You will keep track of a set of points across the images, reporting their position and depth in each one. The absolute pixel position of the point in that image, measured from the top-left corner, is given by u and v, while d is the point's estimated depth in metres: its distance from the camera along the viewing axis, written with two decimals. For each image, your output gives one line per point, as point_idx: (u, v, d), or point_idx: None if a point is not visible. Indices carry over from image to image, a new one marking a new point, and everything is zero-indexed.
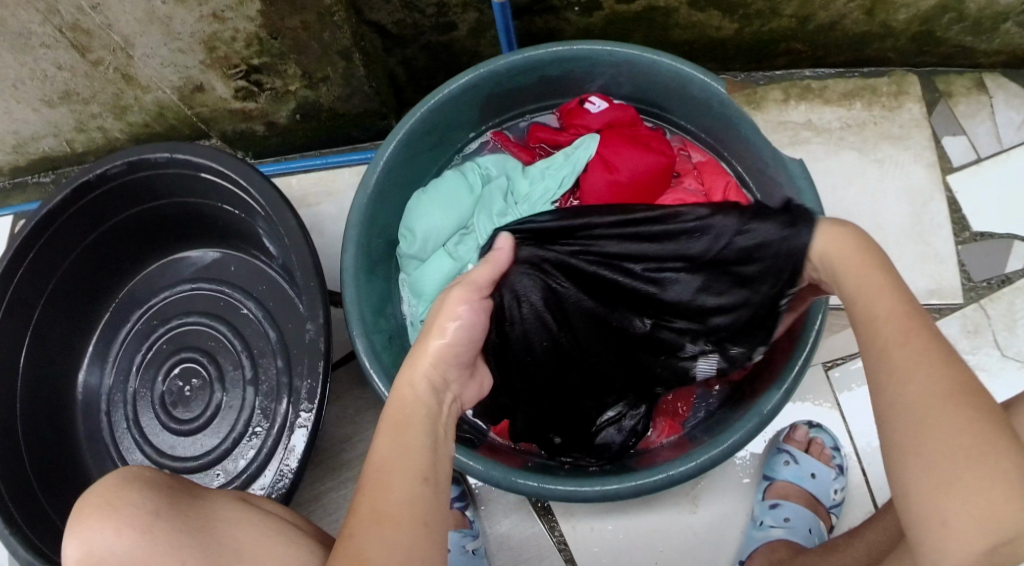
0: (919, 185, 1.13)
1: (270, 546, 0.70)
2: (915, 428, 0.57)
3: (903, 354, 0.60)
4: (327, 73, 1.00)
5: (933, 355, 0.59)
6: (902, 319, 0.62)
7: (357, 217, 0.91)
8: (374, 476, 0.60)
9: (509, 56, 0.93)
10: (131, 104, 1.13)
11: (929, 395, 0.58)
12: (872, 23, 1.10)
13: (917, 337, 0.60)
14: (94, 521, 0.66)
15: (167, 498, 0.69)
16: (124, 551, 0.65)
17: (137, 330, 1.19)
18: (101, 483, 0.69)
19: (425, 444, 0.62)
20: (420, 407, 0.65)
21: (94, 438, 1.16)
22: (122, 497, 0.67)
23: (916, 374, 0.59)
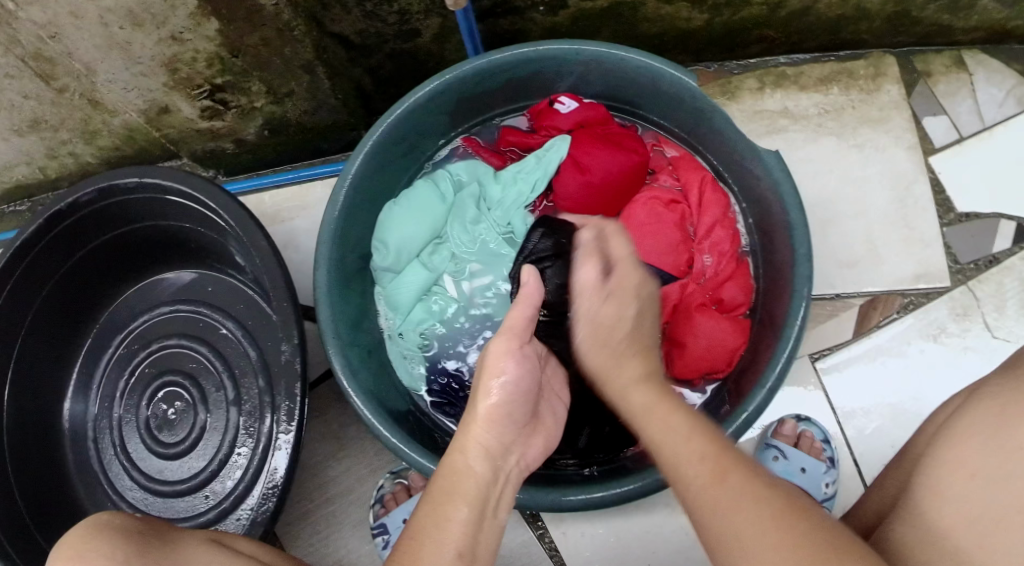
0: (901, 167, 1.11)
1: None
2: (718, 526, 0.56)
3: (693, 467, 0.60)
4: (292, 88, 0.99)
5: (727, 467, 0.59)
6: (672, 424, 0.65)
7: (328, 233, 0.90)
8: (409, 542, 0.59)
9: (474, 61, 0.92)
10: (100, 128, 1.11)
11: (733, 493, 0.56)
12: (845, 6, 1.08)
13: (689, 445, 0.62)
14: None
15: (134, 543, 0.65)
16: None
17: (119, 355, 1.18)
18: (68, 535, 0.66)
19: (468, 516, 0.61)
20: (472, 478, 0.63)
21: (83, 466, 1.15)
22: (90, 548, 0.64)
23: (693, 480, 0.59)
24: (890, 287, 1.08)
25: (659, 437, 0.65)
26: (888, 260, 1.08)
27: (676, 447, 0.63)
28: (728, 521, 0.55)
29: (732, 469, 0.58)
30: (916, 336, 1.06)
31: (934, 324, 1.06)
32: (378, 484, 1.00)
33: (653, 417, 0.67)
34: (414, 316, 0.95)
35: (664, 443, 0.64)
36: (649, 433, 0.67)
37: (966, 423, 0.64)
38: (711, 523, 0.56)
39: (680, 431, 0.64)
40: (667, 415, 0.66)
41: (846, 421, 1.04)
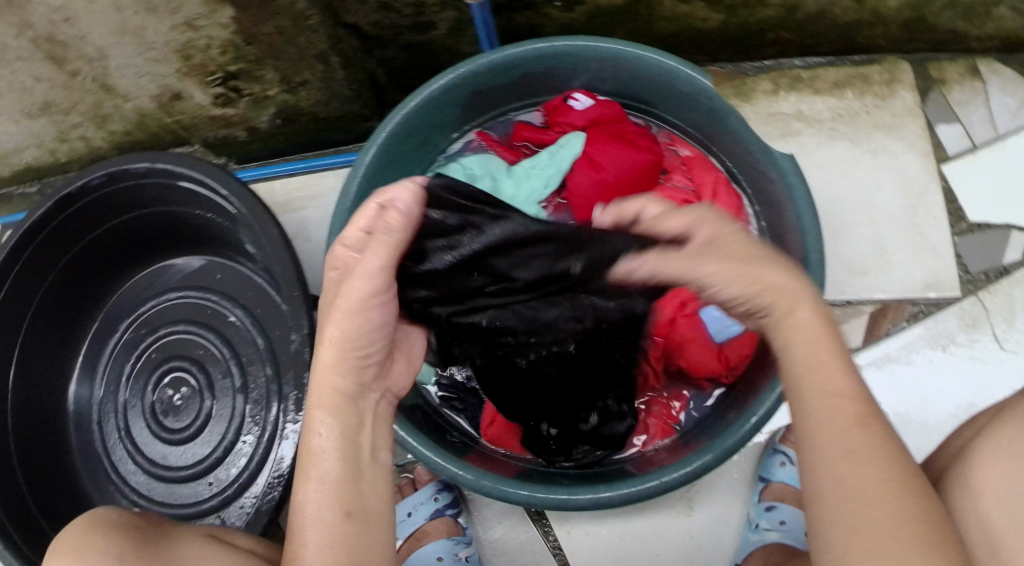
0: (913, 175, 1.11)
1: None
2: (840, 465, 0.57)
3: (842, 410, 0.59)
4: (306, 77, 0.98)
5: (871, 422, 0.58)
6: (824, 359, 0.61)
7: (339, 223, 0.90)
8: (298, 519, 0.63)
9: (489, 54, 0.92)
10: (112, 113, 1.11)
11: (865, 447, 0.57)
12: (862, 11, 1.07)
13: (835, 382, 0.60)
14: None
15: (134, 542, 0.66)
16: None
17: (126, 340, 1.18)
18: (68, 531, 0.67)
19: (339, 473, 0.64)
20: (330, 446, 0.65)
21: (88, 450, 1.15)
22: (86, 545, 0.65)
23: (848, 430, 0.58)
24: (899, 294, 1.08)
25: (805, 362, 0.61)
26: (899, 268, 1.08)
27: (836, 403, 0.59)
28: (844, 468, 0.57)
29: (872, 428, 0.58)
30: (925, 344, 1.06)
31: (942, 333, 1.06)
32: None
33: (787, 331, 0.63)
34: None
35: (813, 373, 0.61)
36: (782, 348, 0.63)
37: (994, 443, 0.69)
38: (824, 464, 0.58)
39: (833, 367, 0.61)
40: (820, 341, 0.62)
41: None
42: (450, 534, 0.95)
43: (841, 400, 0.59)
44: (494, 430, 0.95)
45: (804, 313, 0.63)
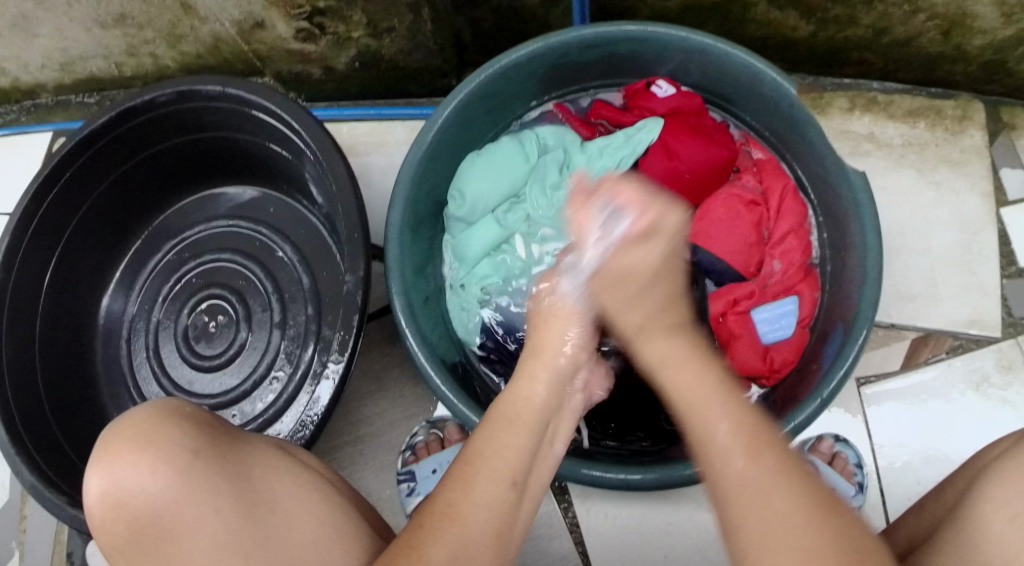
0: (972, 213, 1.11)
1: (301, 501, 0.69)
2: (739, 486, 0.53)
3: (721, 435, 0.56)
4: (393, 24, 0.99)
5: (762, 449, 0.55)
6: (694, 387, 0.62)
7: (410, 172, 0.90)
8: (461, 469, 0.60)
9: (581, 29, 0.91)
10: (187, 33, 1.11)
11: (758, 464, 0.54)
12: (946, 45, 1.08)
13: (712, 416, 0.58)
14: (127, 454, 0.64)
15: (206, 442, 0.67)
16: (158, 492, 0.63)
17: (167, 262, 1.18)
18: (137, 416, 0.67)
19: (528, 445, 0.63)
20: (533, 412, 0.66)
21: (111, 364, 1.15)
22: (161, 434, 0.66)
23: (728, 458, 0.55)
24: (942, 327, 1.08)
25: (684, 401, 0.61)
26: (946, 302, 1.08)
27: (719, 417, 0.58)
28: (744, 493, 0.53)
29: (751, 444, 0.55)
30: (959, 380, 1.06)
31: (978, 372, 1.06)
32: (411, 432, 1.00)
33: (661, 354, 0.66)
34: (479, 270, 0.95)
35: (687, 393, 0.61)
36: (652, 356, 0.67)
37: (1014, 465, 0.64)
38: (735, 488, 0.53)
39: (712, 396, 0.60)
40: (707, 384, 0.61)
41: (879, 448, 1.04)
42: None
43: (720, 423, 0.57)
44: None
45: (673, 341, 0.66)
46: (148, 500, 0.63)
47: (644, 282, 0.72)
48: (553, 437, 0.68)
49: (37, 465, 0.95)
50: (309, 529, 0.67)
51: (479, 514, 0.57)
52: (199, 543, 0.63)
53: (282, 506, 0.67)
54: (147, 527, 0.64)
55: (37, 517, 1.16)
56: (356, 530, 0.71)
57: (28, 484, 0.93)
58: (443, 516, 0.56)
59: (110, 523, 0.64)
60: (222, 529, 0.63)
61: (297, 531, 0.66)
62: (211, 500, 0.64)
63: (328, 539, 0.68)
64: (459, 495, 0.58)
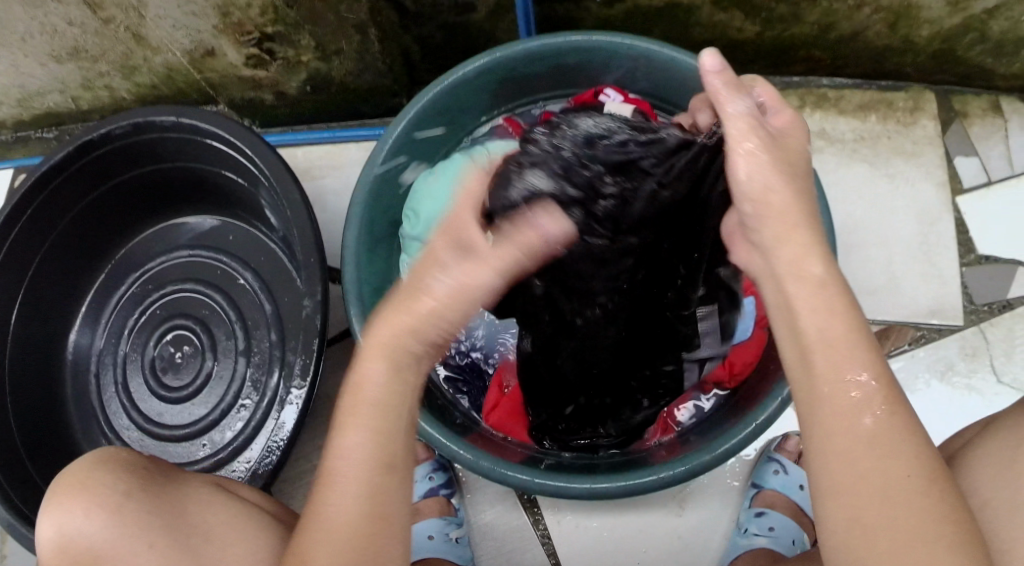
0: (928, 203, 1.12)
1: (241, 529, 0.69)
2: (870, 447, 0.56)
3: (860, 392, 0.57)
4: (342, 46, 0.99)
5: (895, 406, 0.58)
6: (834, 328, 0.60)
7: (363, 192, 0.90)
8: (334, 471, 0.59)
9: (527, 41, 0.92)
10: (141, 64, 1.11)
11: (904, 432, 0.57)
12: (894, 37, 1.09)
13: (846, 361, 0.59)
14: (66, 498, 0.66)
15: (140, 480, 0.68)
16: (93, 532, 0.65)
17: (132, 294, 1.18)
18: (75, 464, 0.70)
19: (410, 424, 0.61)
20: (388, 390, 0.61)
21: (82, 399, 1.15)
22: (92, 479, 0.67)
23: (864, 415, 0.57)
24: (904, 318, 1.09)
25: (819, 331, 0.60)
26: (905, 293, 1.10)
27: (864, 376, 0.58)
28: (874, 453, 0.56)
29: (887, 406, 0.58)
30: (924, 369, 1.07)
31: (943, 360, 1.08)
32: None
33: (797, 279, 0.62)
34: None
35: (817, 332, 0.60)
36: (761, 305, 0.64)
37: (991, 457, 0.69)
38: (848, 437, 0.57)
39: (860, 345, 0.59)
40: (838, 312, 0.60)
41: None
42: (440, 514, 0.95)
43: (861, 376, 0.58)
44: (495, 418, 0.98)
45: (803, 282, 0.62)
46: (87, 541, 0.65)
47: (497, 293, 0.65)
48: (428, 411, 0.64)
49: (11, 503, 0.95)
50: (247, 556, 0.68)
51: (362, 507, 0.58)
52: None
53: (218, 536, 0.68)
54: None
55: (17, 556, 1.15)
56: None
57: (5, 522, 0.93)
58: (348, 515, 0.58)
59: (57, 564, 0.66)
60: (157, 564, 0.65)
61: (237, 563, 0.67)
62: (145, 537, 0.65)
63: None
64: (363, 488, 0.59)
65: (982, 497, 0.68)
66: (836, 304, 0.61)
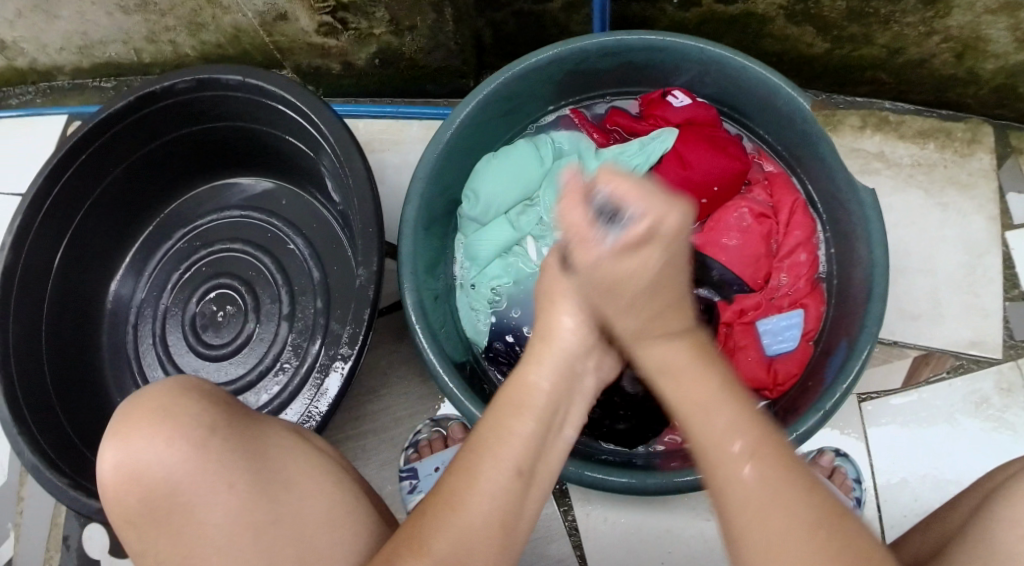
0: (977, 234, 1.12)
1: (312, 480, 0.69)
2: (743, 504, 0.51)
3: (727, 443, 0.53)
4: (415, 23, 1.00)
5: (767, 455, 0.53)
6: (704, 392, 0.56)
7: (425, 170, 0.91)
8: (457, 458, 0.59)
9: (602, 36, 0.92)
10: (208, 23, 1.12)
11: (709, 396, 0.55)
12: (960, 68, 1.09)
13: (713, 407, 0.55)
14: (143, 426, 0.64)
15: (222, 414, 0.67)
16: (175, 464, 0.63)
17: (178, 249, 1.19)
18: (154, 389, 0.67)
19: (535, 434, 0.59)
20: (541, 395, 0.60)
21: (118, 350, 1.16)
22: (175, 409, 0.65)
23: (733, 471, 0.52)
24: (944, 346, 1.09)
25: (681, 393, 0.57)
26: (948, 321, 1.10)
27: (665, 348, 0.60)
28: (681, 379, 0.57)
29: (738, 413, 0.55)
30: (959, 399, 1.07)
31: (978, 392, 1.08)
32: (415, 430, 1.01)
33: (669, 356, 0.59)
34: (490, 271, 0.97)
35: (688, 399, 0.56)
36: (653, 364, 0.60)
37: None
38: (666, 380, 0.59)
39: (719, 398, 0.55)
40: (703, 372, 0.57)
41: (877, 466, 1.05)
42: None
43: (726, 433, 0.53)
44: None
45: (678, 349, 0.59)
46: (163, 472, 0.63)
47: (639, 290, 0.59)
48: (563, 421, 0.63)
49: (38, 445, 0.96)
50: (321, 510, 0.67)
51: (482, 508, 0.56)
52: (212, 516, 0.63)
53: (296, 485, 0.67)
54: (160, 500, 0.63)
55: (34, 498, 1.16)
56: (364, 509, 0.71)
57: (30, 464, 0.93)
58: (445, 510, 0.56)
59: (123, 494, 0.64)
60: (234, 505, 0.63)
61: (308, 515, 0.66)
62: (228, 476, 0.64)
63: (339, 521, 0.67)
64: (465, 485, 0.56)
65: None
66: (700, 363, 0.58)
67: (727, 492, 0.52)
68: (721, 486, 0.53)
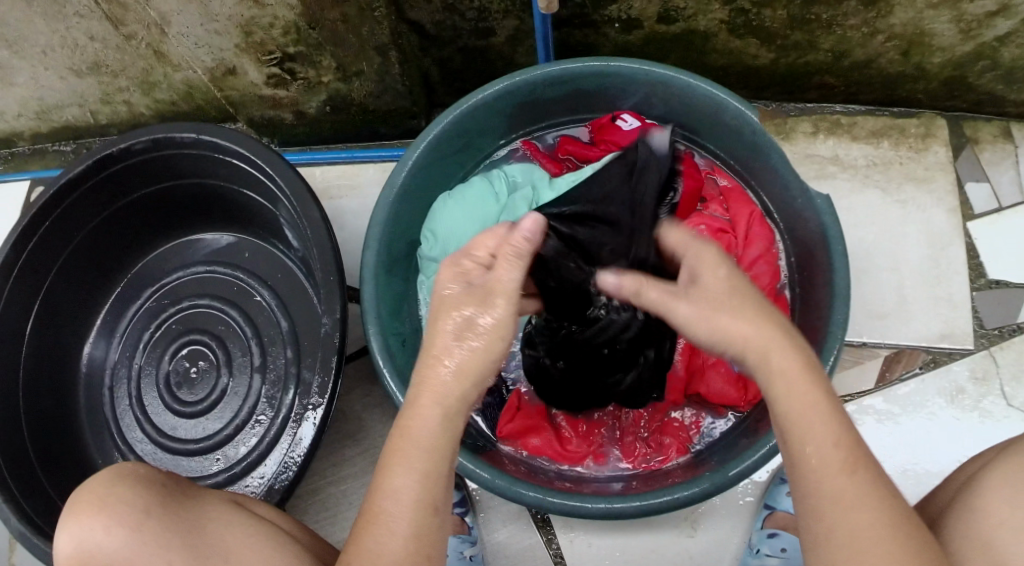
0: (938, 228, 1.13)
1: (258, 550, 0.71)
2: (836, 492, 0.58)
3: (823, 444, 0.60)
4: (362, 68, 1.01)
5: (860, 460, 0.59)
6: (808, 391, 0.62)
7: (381, 215, 0.92)
8: (379, 509, 0.61)
9: (545, 66, 0.94)
10: (160, 81, 1.13)
11: (811, 393, 0.62)
12: (907, 64, 1.11)
13: (809, 398, 0.62)
14: (86, 516, 0.68)
15: (159, 495, 0.71)
16: (112, 549, 0.67)
17: (147, 308, 1.19)
18: (94, 479, 0.71)
19: (430, 474, 0.62)
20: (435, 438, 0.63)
21: (95, 414, 1.15)
22: (113, 496, 0.69)
23: (828, 465, 0.59)
24: (914, 342, 1.10)
25: (792, 395, 0.62)
26: (916, 318, 1.10)
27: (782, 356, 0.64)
28: (792, 389, 0.62)
29: (829, 404, 0.62)
30: (934, 393, 1.08)
31: (953, 384, 1.08)
32: None
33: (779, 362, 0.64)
34: None
35: (792, 393, 0.62)
36: (772, 365, 0.64)
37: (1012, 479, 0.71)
38: (781, 386, 0.63)
39: (818, 395, 0.62)
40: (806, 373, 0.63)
41: None
42: (457, 532, 0.97)
43: (823, 435, 0.60)
44: (510, 429, 0.98)
45: (780, 354, 0.64)
46: (106, 558, 0.68)
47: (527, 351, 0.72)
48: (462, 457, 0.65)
49: (24, 512, 0.95)
50: None
51: (394, 547, 0.59)
52: None
53: (235, 558, 0.69)
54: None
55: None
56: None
57: (17, 530, 0.94)
58: (366, 557, 0.59)
59: None
60: None
61: None
62: (164, 556, 0.67)
63: None
64: (377, 533, 0.60)
65: (1002, 527, 0.69)
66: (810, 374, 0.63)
67: (822, 483, 0.59)
68: (815, 481, 0.59)
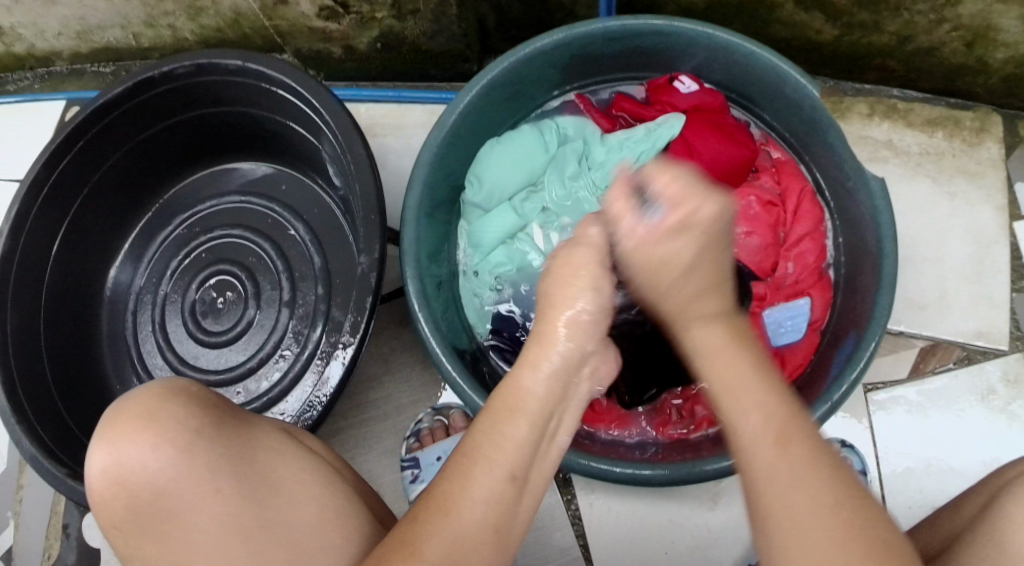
0: (985, 226, 1.11)
1: (305, 483, 0.67)
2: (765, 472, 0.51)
3: (747, 421, 0.54)
4: (418, 7, 0.98)
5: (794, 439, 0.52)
6: (740, 359, 0.57)
7: (427, 156, 0.89)
8: (459, 463, 0.56)
9: (606, 20, 0.91)
10: (207, 6, 1.11)
11: (745, 369, 0.56)
12: (969, 56, 1.08)
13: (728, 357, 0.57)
14: (130, 432, 0.62)
15: (211, 418, 0.65)
16: (157, 469, 0.62)
17: (177, 236, 1.17)
18: (140, 395, 0.65)
19: (527, 440, 0.58)
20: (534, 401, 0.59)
21: (117, 339, 1.14)
22: (162, 412, 0.63)
23: (753, 445, 0.53)
24: (951, 337, 1.08)
25: (720, 356, 0.58)
26: (954, 314, 1.08)
27: (707, 331, 0.60)
28: (720, 355, 0.58)
29: (767, 376, 0.56)
30: (965, 391, 1.06)
31: (984, 383, 1.06)
32: (417, 419, 1.02)
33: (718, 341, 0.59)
34: (493, 258, 0.98)
35: (720, 362, 0.58)
36: (697, 339, 0.60)
37: None
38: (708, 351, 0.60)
39: (751, 372, 0.56)
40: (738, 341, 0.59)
41: (883, 457, 1.04)
42: None
43: (749, 416, 0.54)
44: None
45: (706, 329, 0.60)
46: (148, 476, 0.62)
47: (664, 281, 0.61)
48: (558, 427, 0.62)
49: (38, 436, 0.93)
50: (313, 515, 0.65)
51: (476, 509, 0.54)
52: (199, 521, 0.61)
53: (286, 489, 0.65)
54: (148, 506, 0.62)
55: (33, 487, 1.15)
56: (358, 509, 0.69)
57: (30, 453, 0.91)
58: (439, 511, 0.54)
59: (108, 498, 0.63)
60: (221, 510, 0.62)
61: (299, 518, 0.64)
62: (213, 481, 0.62)
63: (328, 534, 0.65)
64: (459, 490, 0.55)
65: None
66: (747, 352, 0.58)
67: (756, 457, 0.52)
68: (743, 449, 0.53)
